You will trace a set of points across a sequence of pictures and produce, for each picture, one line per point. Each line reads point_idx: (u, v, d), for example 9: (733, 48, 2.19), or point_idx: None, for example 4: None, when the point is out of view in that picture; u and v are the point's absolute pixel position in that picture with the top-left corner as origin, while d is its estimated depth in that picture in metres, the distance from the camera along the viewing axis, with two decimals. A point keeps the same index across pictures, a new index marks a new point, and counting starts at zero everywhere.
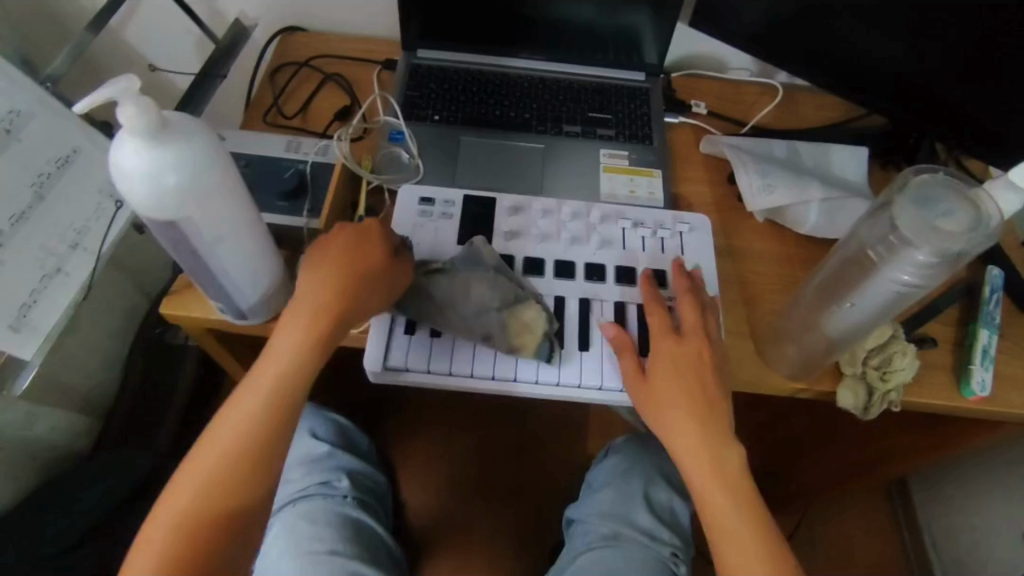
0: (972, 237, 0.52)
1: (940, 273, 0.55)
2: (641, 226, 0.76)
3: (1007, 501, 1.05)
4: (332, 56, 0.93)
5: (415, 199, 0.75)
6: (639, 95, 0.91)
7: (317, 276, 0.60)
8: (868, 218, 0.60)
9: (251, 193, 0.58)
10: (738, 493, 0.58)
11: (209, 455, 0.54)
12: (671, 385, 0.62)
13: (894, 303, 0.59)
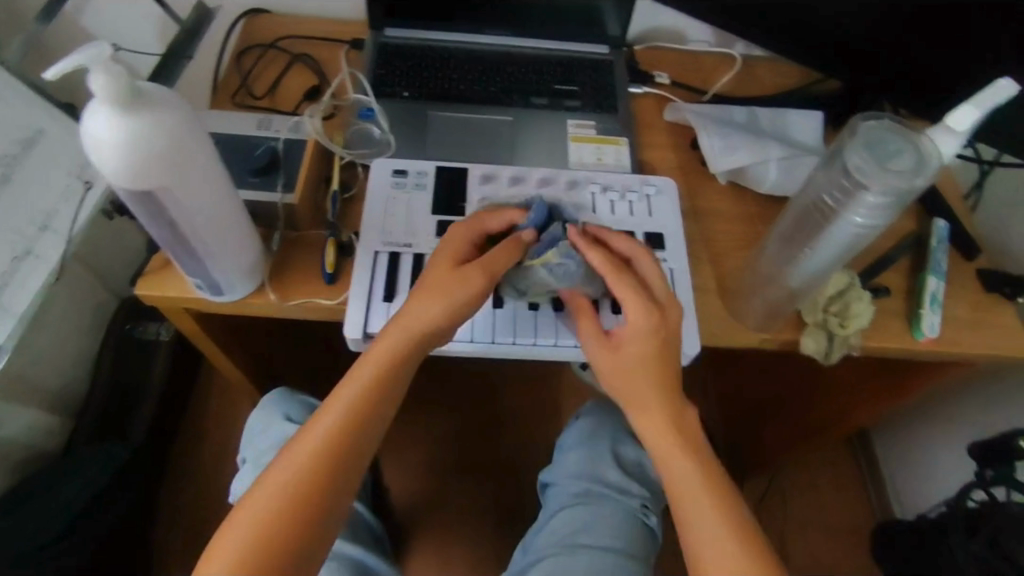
0: (921, 174, 0.55)
1: (892, 211, 0.58)
2: (609, 190, 0.79)
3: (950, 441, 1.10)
4: (298, 37, 0.94)
5: (388, 172, 0.77)
6: (603, 66, 0.94)
7: (442, 290, 0.63)
8: (823, 166, 0.63)
9: (224, 163, 0.60)
10: (697, 451, 0.62)
11: (307, 444, 0.59)
12: (633, 359, 0.62)
13: (852, 244, 0.62)
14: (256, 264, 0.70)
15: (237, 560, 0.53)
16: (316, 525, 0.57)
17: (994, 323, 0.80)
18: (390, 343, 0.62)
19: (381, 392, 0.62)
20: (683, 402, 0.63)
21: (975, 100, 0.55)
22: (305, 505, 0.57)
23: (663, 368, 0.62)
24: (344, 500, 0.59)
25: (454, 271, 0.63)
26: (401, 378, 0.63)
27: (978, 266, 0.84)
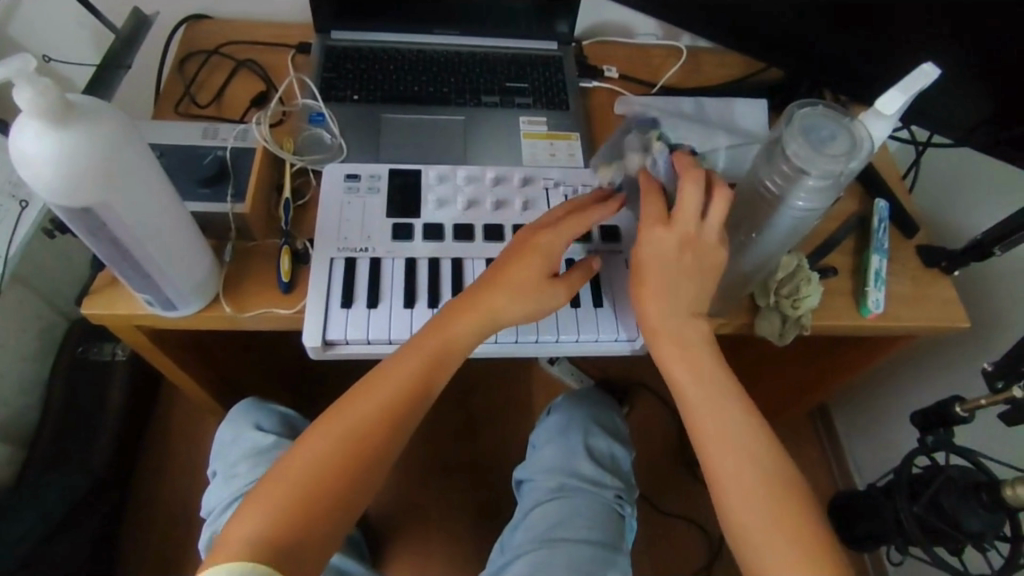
0: (856, 154, 0.57)
1: (832, 192, 0.60)
2: (562, 186, 0.80)
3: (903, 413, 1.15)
4: (244, 42, 0.92)
5: (341, 176, 0.77)
6: (553, 63, 0.95)
7: (515, 288, 0.64)
8: (760, 153, 0.64)
9: (167, 176, 0.59)
10: (733, 424, 0.62)
11: (342, 431, 0.60)
12: (669, 298, 0.64)
13: (795, 226, 0.64)
14: (207, 276, 0.68)
15: (269, 525, 0.55)
16: (339, 512, 0.58)
17: (933, 298, 0.84)
18: (435, 338, 0.64)
19: (418, 388, 0.63)
20: (718, 381, 0.64)
21: (902, 85, 0.58)
22: (330, 488, 0.58)
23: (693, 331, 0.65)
24: (369, 488, 0.61)
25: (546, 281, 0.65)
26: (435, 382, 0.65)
27: (917, 243, 0.88)
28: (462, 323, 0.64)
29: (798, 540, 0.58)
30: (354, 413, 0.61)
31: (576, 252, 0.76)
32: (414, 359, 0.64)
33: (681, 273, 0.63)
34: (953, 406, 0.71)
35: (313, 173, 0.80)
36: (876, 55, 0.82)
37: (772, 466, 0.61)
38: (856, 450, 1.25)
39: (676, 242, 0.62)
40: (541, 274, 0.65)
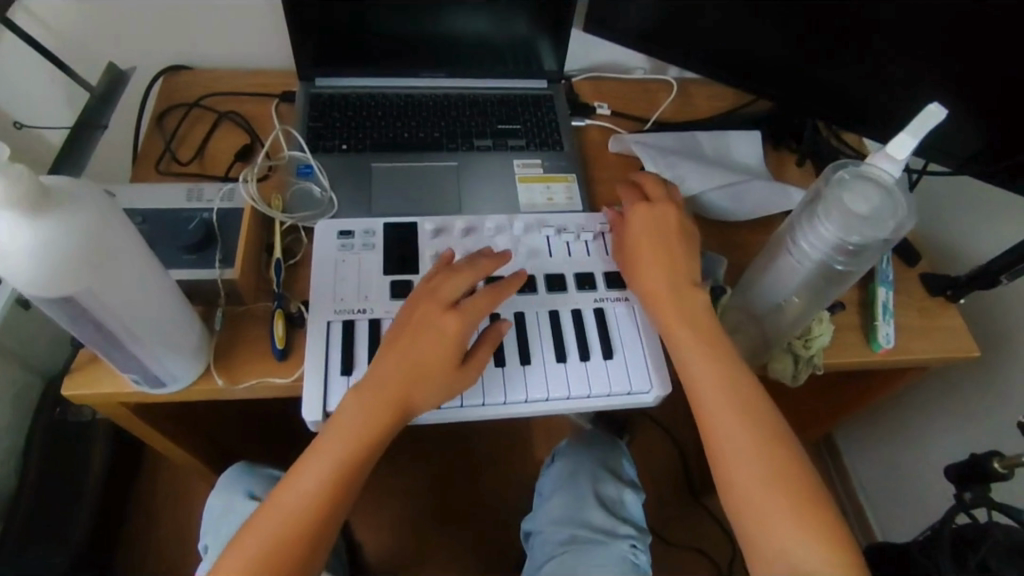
0: (898, 228, 0.56)
1: (871, 257, 0.59)
2: (564, 232, 0.76)
3: (909, 436, 1.14)
4: (225, 93, 0.89)
5: (334, 233, 0.74)
6: (544, 102, 0.93)
7: (431, 364, 0.61)
8: (800, 206, 0.62)
9: (150, 251, 0.55)
10: (744, 410, 0.61)
11: (329, 448, 0.60)
12: (660, 271, 0.67)
13: (831, 275, 0.64)
14: (196, 352, 0.64)
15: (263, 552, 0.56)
16: (326, 526, 0.59)
17: (942, 327, 0.84)
18: (411, 352, 0.61)
19: (399, 396, 0.60)
20: (727, 364, 0.63)
21: (912, 130, 0.57)
22: (316, 510, 0.58)
23: (692, 313, 0.65)
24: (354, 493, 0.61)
25: (456, 369, 0.62)
26: (423, 392, 0.61)
27: (921, 271, 0.88)
28: (423, 347, 0.61)
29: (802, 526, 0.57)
30: (337, 428, 0.60)
31: (582, 303, 0.73)
32: (392, 372, 0.61)
33: (672, 242, 0.68)
34: (991, 462, 0.70)
35: (304, 230, 0.77)
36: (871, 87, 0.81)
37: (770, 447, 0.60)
38: (862, 472, 1.25)
39: (659, 214, 0.69)
40: (449, 364, 0.61)
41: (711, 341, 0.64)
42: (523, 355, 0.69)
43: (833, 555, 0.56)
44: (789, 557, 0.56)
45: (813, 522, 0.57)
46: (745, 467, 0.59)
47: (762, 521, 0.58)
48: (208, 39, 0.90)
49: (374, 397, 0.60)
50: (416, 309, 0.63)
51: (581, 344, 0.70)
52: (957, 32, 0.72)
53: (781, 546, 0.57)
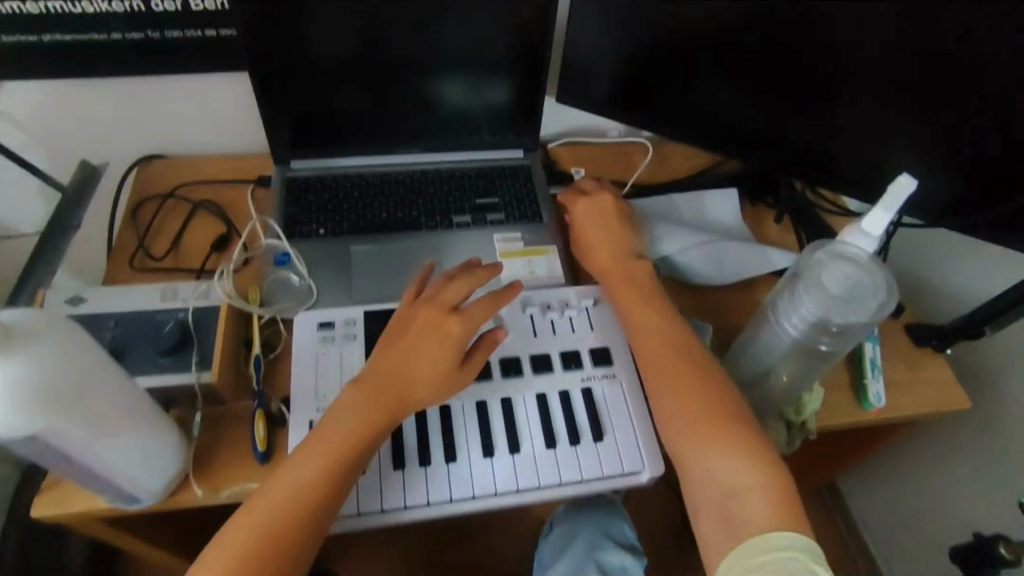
0: (881, 308, 0.55)
1: (856, 337, 0.58)
2: (547, 309, 0.75)
3: (911, 481, 1.13)
4: (200, 182, 0.89)
5: (314, 325, 0.72)
6: (521, 173, 0.93)
7: (432, 351, 0.61)
8: (778, 286, 0.62)
9: (123, 374, 0.54)
10: (687, 360, 0.64)
11: (330, 425, 0.58)
12: (602, 246, 0.75)
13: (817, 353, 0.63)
14: (176, 460, 0.62)
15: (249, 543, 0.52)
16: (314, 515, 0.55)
17: (928, 380, 0.83)
18: (413, 332, 0.61)
19: (395, 368, 0.61)
20: (671, 326, 0.68)
21: (884, 203, 0.55)
22: (305, 492, 0.55)
23: (642, 286, 0.72)
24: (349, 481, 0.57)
25: (455, 371, 0.62)
26: (430, 364, 0.61)
27: (906, 322, 0.88)
28: (426, 344, 0.61)
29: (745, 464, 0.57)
30: (342, 407, 0.59)
31: (569, 383, 0.72)
32: (393, 350, 0.61)
33: (611, 225, 0.76)
34: (997, 545, 0.70)
35: (283, 321, 0.76)
36: (841, 149, 0.82)
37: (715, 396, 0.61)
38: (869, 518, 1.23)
39: (602, 205, 0.78)
40: (449, 359, 0.61)
41: (656, 305, 0.70)
42: (511, 443, 0.68)
43: (771, 487, 0.55)
44: (719, 480, 0.57)
45: (750, 450, 0.58)
46: (685, 414, 0.61)
47: (694, 449, 0.59)
48: (182, 127, 0.90)
49: (381, 373, 0.60)
50: (411, 326, 0.62)
51: (570, 428, 0.69)
52: (921, 97, 0.72)
53: (713, 471, 0.57)
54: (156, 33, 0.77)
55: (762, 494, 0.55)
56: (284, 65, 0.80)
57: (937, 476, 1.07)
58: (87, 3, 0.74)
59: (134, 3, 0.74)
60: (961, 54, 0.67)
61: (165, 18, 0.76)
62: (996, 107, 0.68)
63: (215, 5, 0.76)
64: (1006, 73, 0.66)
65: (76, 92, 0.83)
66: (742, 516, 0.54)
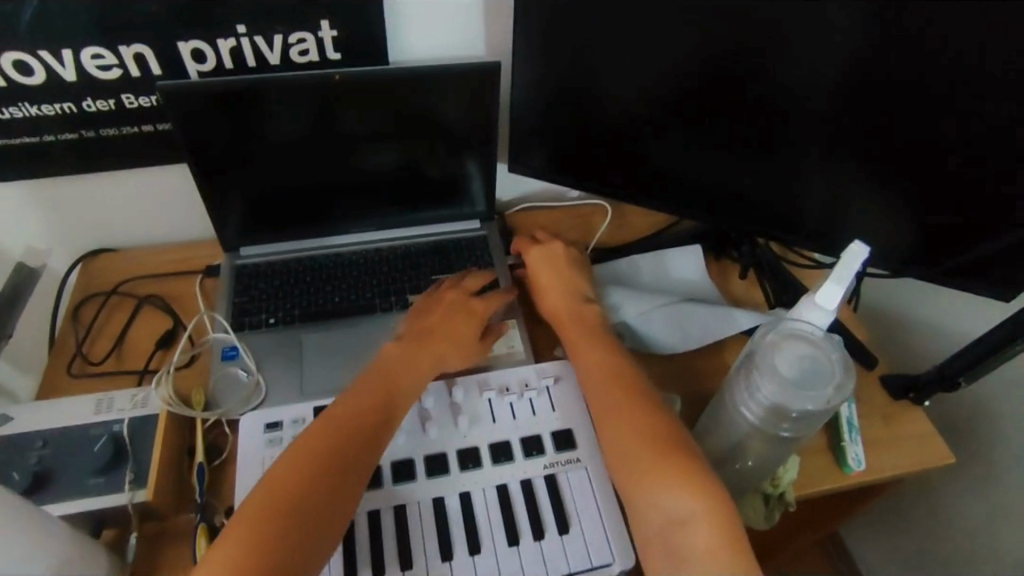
0: (840, 391, 0.54)
1: (817, 423, 0.57)
2: (506, 392, 0.72)
3: (919, 527, 1.09)
4: (145, 275, 0.86)
5: (260, 427, 0.69)
6: (478, 244, 0.91)
7: (454, 335, 0.74)
8: (733, 374, 0.61)
9: (32, 515, 0.51)
10: (626, 381, 0.68)
11: (317, 435, 0.60)
12: (549, 283, 0.81)
13: (777, 443, 0.61)
14: None
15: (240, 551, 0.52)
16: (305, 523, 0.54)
17: (917, 433, 0.79)
18: (389, 359, 0.69)
19: (374, 394, 0.64)
20: (611, 350, 0.72)
21: (835, 278, 0.55)
22: (295, 497, 0.55)
23: (586, 316, 0.77)
24: (350, 488, 0.58)
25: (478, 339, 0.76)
26: (412, 384, 0.68)
27: (880, 374, 0.83)
28: (410, 370, 0.68)
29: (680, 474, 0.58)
30: (331, 419, 0.62)
31: (531, 472, 0.68)
32: (378, 373, 0.67)
33: (559, 264, 0.83)
34: None
35: (227, 423, 0.73)
36: (797, 204, 0.80)
37: (654, 410, 0.64)
38: (882, 566, 1.19)
39: (551, 248, 0.85)
40: (474, 335, 0.75)
41: (596, 333, 0.74)
42: (470, 544, 0.63)
43: (699, 499, 0.56)
44: (665, 507, 0.57)
45: (679, 466, 0.58)
46: (623, 430, 0.63)
47: (644, 476, 0.59)
48: (127, 220, 0.88)
49: (363, 398, 0.64)
50: (403, 349, 0.70)
51: (534, 521, 0.65)
52: (868, 152, 0.71)
53: (645, 489, 0.58)
54: (90, 132, 0.76)
55: (693, 517, 0.55)
56: (225, 157, 0.78)
57: (942, 517, 1.05)
58: (15, 108, 0.72)
59: (65, 105, 0.73)
60: (902, 110, 0.66)
61: (97, 118, 0.75)
62: (943, 158, 0.68)
63: (150, 102, 0.75)
64: (947, 126, 0.65)
65: (10, 193, 0.81)
66: (678, 534, 0.55)
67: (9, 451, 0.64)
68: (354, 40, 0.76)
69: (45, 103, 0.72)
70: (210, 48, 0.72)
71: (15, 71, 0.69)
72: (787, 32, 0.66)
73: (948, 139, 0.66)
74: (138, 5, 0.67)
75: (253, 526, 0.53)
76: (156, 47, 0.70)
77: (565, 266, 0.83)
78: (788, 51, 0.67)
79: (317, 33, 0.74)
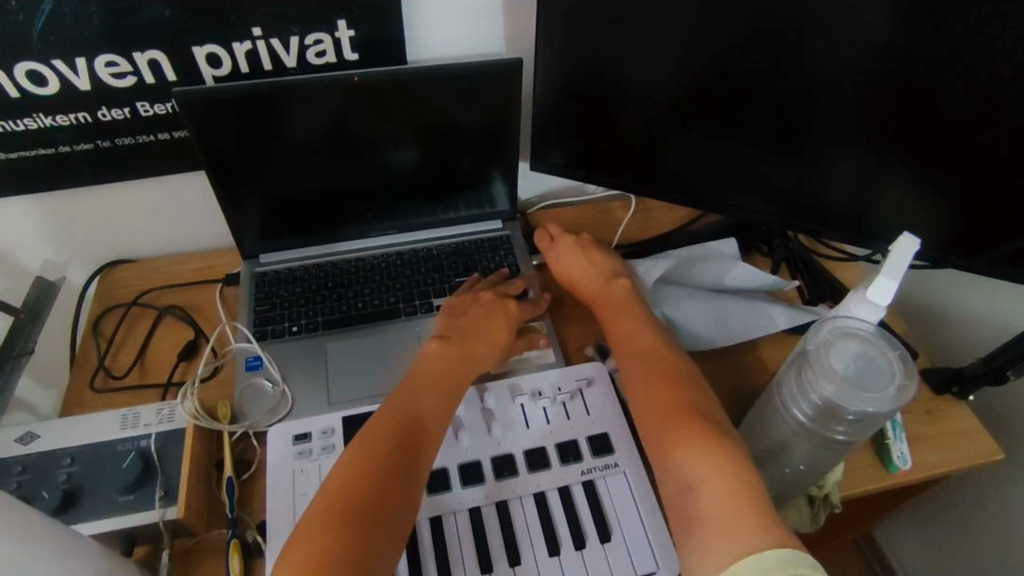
0: (901, 393, 0.52)
1: (876, 425, 0.55)
2: (538, 397, 0.71)
3: (960, 518, 1.07)
4: (165, 286, 0.85)
5: (289, 440, 0.67)
6: (502, 244, 0.89)
7: (485, 334, 0.72)
8: (784, 372, 0.60)
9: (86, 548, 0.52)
10: (657, 358, 0.65)
11: (358, 446, 0.58)
12: (577, 274, 0.80)
13: (828, 449, 0.59)
14: None
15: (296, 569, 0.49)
16: (356, 537, 0.51)
17: (965, 429, 0.76)
18: (425, 357, 0.68)
19: (411, 394, 0.63)
20: (645, 329, 0.70)
21: (888, 272, 0.56)
22: (342, 509, 0.53)
23: (617, 296, 0.75)
24: (394, 497, 0.55)
25: (507, 334, 0.74)
26: (448, 377, 0.66)
27: (921, 368, 0.81)
28: (442, 363, 0.67)
29: (706, 443, 0.55)
30: (371, 427, 0.60)
31: (568, 479, 0.66)
32: (413, 376, 0.65)
33: (589, 253, 0.81)
34: None
35: (255, 435, 0.71)
36: (832, 196, 0.77)
37: (689, 386, 0.62)
38: (919, 557, 1.17)
39: (577, 242, 0.83)
40: (505, 332, 0.74)
41: (625, 311, 0.73)
42: (511, 556, 0.61)
43: (724, 465, 0.54)
44: (688, 475, 0.54)
45: (707, 435, 0.56)
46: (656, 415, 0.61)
47: (666, 452, 0.57)
48: (146, 228, 0.87)
49: (402, 402, 0.62)
50: (437, 344, 0.69)
51: (573, 530, 0.63)
52: (911, 140, 0.68)
53: (675, 464, 0.56)
54: (107, 142, 0.74)
55: (716, 483, 0.53)
56: (243, 164, 0.76)
57: (983, 512, 1.02)
58: (31, 121, 0.71)
59: (79, 115, 0.71)
60: (946, 96, 0.63)
61: (113, 127, 0.73)
62: (993, 143, 0.64)
63: (165, 109, 0.74)
64: (1001, 106, 0.62)
65: (27, 206, 0.80)
66: (695, 501, 0.53)
67: (37, 471, 0.63)
68: (372, 39, 0.74)
69: (60, 114, 0.71)
70: (226, 52, 0.70)
71: (29, 83, 0.67)
72: (822, 18, 0.63)
73: (995, 127, 0.63)
74: (150, 10, 0.65)
75: (306, 542, 0.51)
76: (170, 53, 0.69)
77: (589, 253, 0.81)
78: (821, 38, 0.64)
79: (334, 33, 0.72)
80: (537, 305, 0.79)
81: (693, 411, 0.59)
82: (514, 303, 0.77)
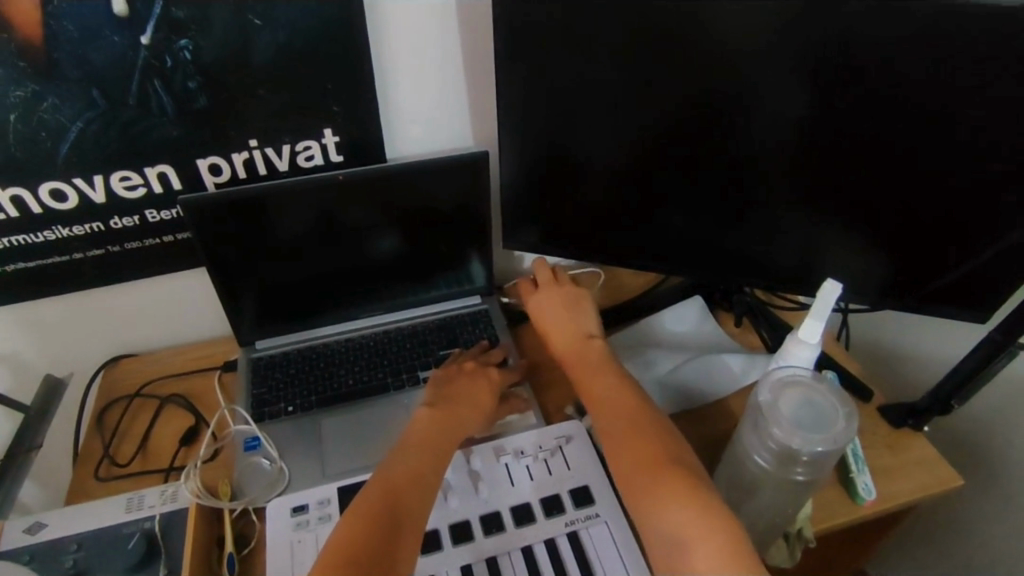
0: (848, 429, 0.58)
1: (829, 464, 0.60)
2: (521, 455, 0.75)
3: (948, 554, 1.09)
4: (165, 377, 0.90)
5: (287, 512, 0.70)
6: (481, 317, 0.96)
7: (470, 400, 0.78)
8: (743, 423, 0.65)
9: None
10: (626, 411, 0.71)
11: (355, 512, 0.62)
12: (556, 328, 0.87)
13: (789, 482, 0.64)
14: None
15: None
16: None
17: (925, 459, 0.81)
18: (416, 425, 0.73)
19: (404, 460, 0.68)
20: (617, 380, 0.76)
21: (815, 313, 0.64)
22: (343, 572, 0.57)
23: (596, 352, 0.82)
24: (392, 556, 0.59)
25: (491, 396, 0.79)
26: (440, 441, 0.71)
27: (877, 404, 0.87)
28: (434, 429, 0.72)
29: (673, 488, 0.61)
30: (368, 493, 0.64)
31: (554, 531, 0.69)
32: (406, 443, 0.70)
33: (569, 302, 0.89)
34: None
35: (254, 511, 0.74)
36: (773, 254, 0.86)
37: (656, 434, 0.68)
38: None
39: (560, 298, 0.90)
40: (488, 397, 0.79)
41: (599, 364, 0.79)
42: None
43: (690, 509, 0.59)
44: (662, 521, 0.60)
45: (674, 481, 0.61)
46: (626, 463, 0.66)
47: (643, 502, 0.62)
48: (149, 325, 0.94)
49: (395, 470, 0.67)
50: (427, 411, 0.74)
51: None
52: (829, 199, 0.77)
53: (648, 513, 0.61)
54: (117, 246, 0.82)
55: (689, 529, 0.58)
56: (237, 260, 0.84)
57: (967, 547, 1.05)
58: (49, 232, 0.78)
59: (93, 225, 0.79)
60: (849, 162, 0.74)
61: (123, 233, 0.81)
62: (898, 197, 0.74)
63: (171, 215, 0.82)
64: (896, 167, 0.72)
65: (40, 311, 0.86)
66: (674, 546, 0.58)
67: (44, 558, 0.66)
68: (355, 143, 0.84)
69: (76, 225, 0.79)
70: (225, 162, 0.80)
71: (50, 200, 0.76)
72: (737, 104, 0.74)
73: (895, 184, 0.73)
74: (160, 132, 0.75)
75: None
76: (177, 166, 0.78)
77: (569, 309, 0.88)
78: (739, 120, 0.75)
79: (321, 140, 0.83)
80: (512, 372, 0.85)
81: (661, 456, 0.64)
82: (492, 371, 0.83)
